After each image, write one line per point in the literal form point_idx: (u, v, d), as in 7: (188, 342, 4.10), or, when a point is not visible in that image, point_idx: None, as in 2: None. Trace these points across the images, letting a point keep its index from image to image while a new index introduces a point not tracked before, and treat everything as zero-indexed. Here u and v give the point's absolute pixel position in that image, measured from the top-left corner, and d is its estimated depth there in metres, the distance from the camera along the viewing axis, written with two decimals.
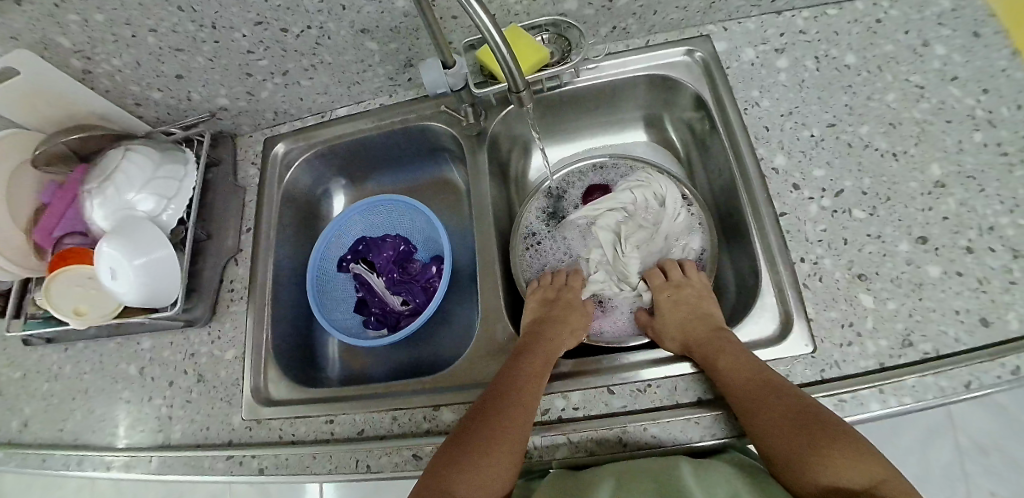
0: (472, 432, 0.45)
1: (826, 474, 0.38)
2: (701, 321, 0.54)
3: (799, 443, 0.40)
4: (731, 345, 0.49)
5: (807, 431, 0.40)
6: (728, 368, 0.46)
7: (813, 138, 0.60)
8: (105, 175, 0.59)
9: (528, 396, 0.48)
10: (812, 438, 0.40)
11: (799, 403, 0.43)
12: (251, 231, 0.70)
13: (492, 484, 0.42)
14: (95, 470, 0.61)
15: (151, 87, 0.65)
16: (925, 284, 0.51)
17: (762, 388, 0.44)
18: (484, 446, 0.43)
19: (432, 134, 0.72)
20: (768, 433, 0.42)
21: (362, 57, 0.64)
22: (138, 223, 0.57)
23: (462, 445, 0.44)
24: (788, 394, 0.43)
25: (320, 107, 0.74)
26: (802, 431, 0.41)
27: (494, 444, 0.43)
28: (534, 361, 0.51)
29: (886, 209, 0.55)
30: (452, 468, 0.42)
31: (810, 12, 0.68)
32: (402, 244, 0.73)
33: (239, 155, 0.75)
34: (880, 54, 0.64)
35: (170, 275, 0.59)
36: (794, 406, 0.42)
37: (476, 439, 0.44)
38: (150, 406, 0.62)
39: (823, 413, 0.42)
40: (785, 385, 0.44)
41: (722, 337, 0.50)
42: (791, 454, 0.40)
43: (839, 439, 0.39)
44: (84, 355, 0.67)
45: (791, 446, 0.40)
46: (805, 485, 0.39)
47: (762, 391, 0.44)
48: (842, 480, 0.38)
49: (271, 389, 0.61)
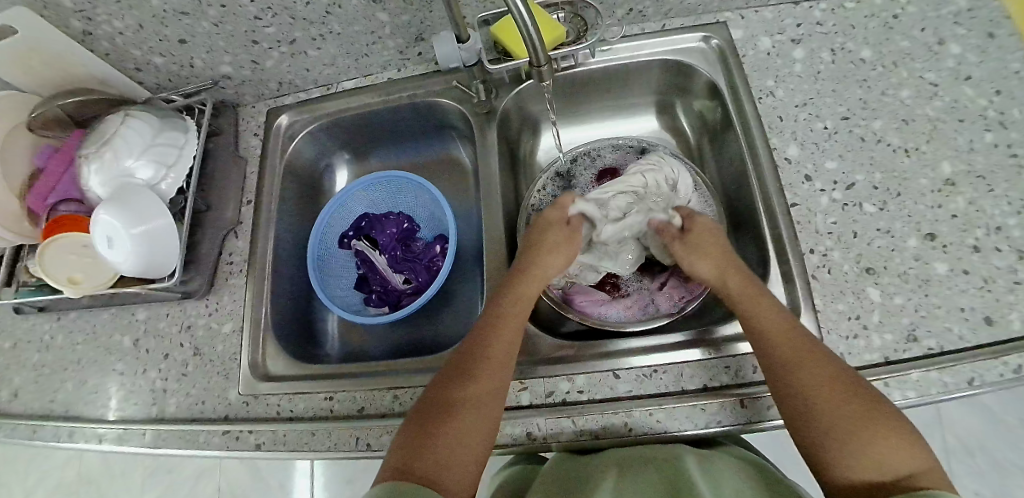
0: (431, 409, 0.44)
1: (872, 449, 0.37)
2: (732, 276, 0.51)
3: (844, 415, 0.39)
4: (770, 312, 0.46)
5: (853, 404, 0.39)
6: (774, 329, 0.45)
7: (826, 130, 0.60)
8: (103, 140, 0.57)
9: (490, 362, 0.47)
10: (858, 413, 0.39)
11: (838, 383, 0.41)
12: (251, 204, 0.68)
13: (455, 458, 0.42)
14: (86, 442, 0.60)
15: (152, 52, 0.63)
16: (932, 280, 0.50)
17: (795, 363, 0.42)
18: (440, 421, 0.43)
19: (440, 110, 0.71)
20: (814, 401, 0.40)
21: (371, 29, 0.63)
22: (139, 190, 0.56)
23: (422, 422, 0.44)
24: (825, 371, 0.41)
25: (326, 79, 0.72)
26: (850, 403, 0.39)
27: (450, 417, 0.43)
28: (495, 322, 0.50)
29: (896, 204, 0.55)
30: (433, 441, 0.42)
31: (828, 4, 0.67)
32: (405, 222, 0.73)
33: (241, 125, 0.74)
34: (896, 49, 0.63)
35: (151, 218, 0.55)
36: (837, 376, 0.41)
37: (433, 416, 0.44)
38: (144, 379, 0.61)
39: (859, 397, 0.40)
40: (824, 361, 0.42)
41: (758, 300, 0.48)
42: (836, 425, 0.39)
43: (878, 413, 0.39)
44: (77, 324, 0.66)
45: (837, 416, 0.39)
46: (844, 455, 0.38)
47: (796, 365, 0.42)
48: (885, 455, 0.37)
49: (268, 363, 0.60)
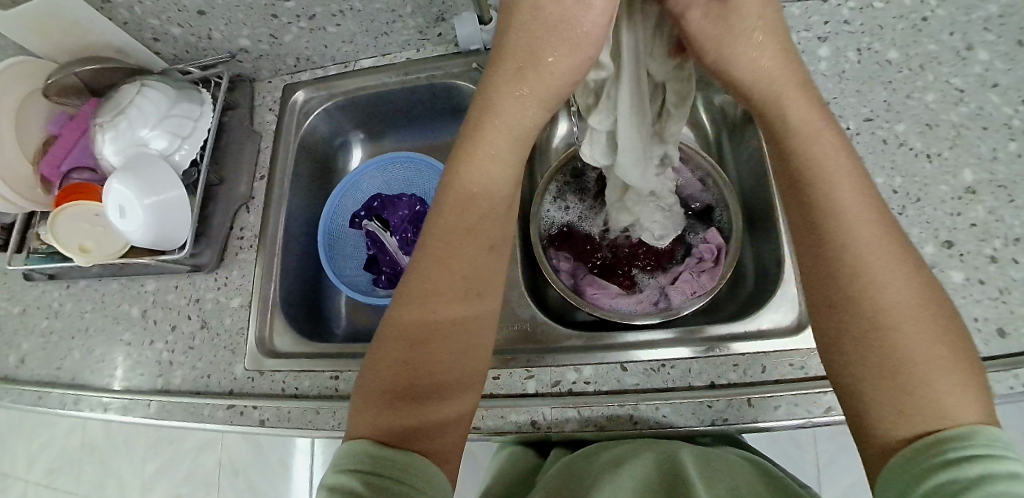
0: (389, 364, 0.36)
1: (931, 399, 0.30)
2: (819, 138, 0.36)
3: (901, 356, 0.31)
4: (853, 203, 0.34)
5: (910, 341, 0.31)
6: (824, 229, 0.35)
7: (848, 131, 0.59)
8: (118, 109, 0.57)
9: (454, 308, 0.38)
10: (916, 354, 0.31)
11: (914, 312, 0.32)
12: (264, 180, 0.67)
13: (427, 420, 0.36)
14: (92, 410, 0.60)
15: (171, 22, 0.61)
16: (946, 288, 0.50)
17: (862, 275, 0.33)
18: (404, 380, 0.36)
19: (457, 93, 0.71)
20: (863, 338, 0.32)
21: (392, 7, 0.62)
22: (152, 160, 0.56)
23: (380, 377, 0.36)
24: (896, 290, 0.32)
25: (343, 57, 0.71)
26: (913, 340, 0.31)
27: (412, 378, 0.36)
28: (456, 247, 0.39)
29: (915, 209, 0.54)
30: (397, 405, 0.35)
31: (856, 2, 0.66)
32: (417, 204, 0.71)
33: (257, 101, 0.73)
34: (923, 52, 0.62)
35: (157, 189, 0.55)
36: (896, 305, 0.32)
37: (389, 375, 0.36)
38: (151, 350, 0.61)
39: (936, 336, 0.31)
40: (904, 280, 0.33)
41: (844, 178, 0.35)
42: (891, 371, 0.31)
43: (935, 353, 0.31)
44: (85, 292, 0.66)
45: (889, 359, 0.31)
46: (904, 409, 0.30)
47: (846, 286, 0.33)
48: (943, 404, 0.30)
49: (275, 340, 0.60)
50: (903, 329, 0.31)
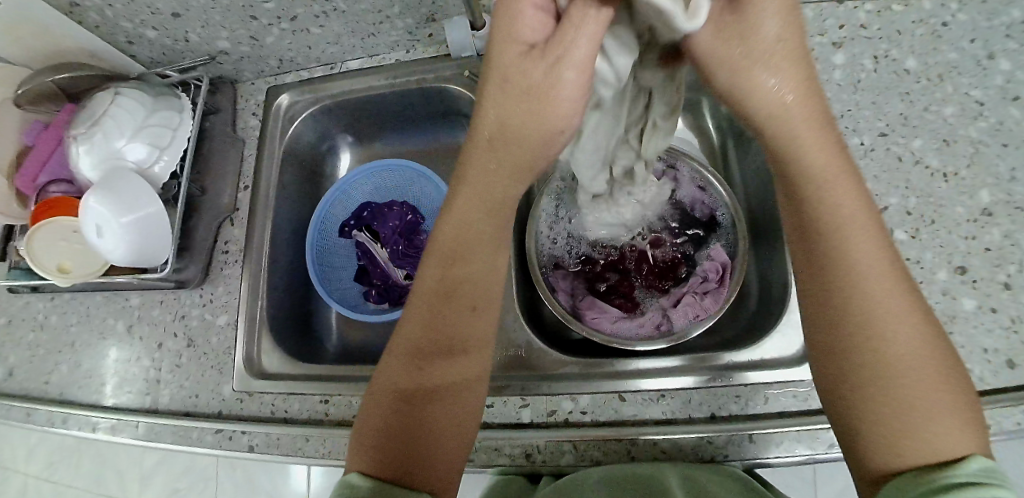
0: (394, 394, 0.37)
1: (927, 438, 0.29)
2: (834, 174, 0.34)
3: (900, 394, 0.30)
4: (854, 226, 0.33)
5: (909, 379, 0.31)
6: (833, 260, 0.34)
7: (862, 147, 0.56)
8: (92, 119, 0.53)
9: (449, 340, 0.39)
10: (913, 392, 0.30)
11: (916, 350, 0.31)
12: (248, 189, 0.65)
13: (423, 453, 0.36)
14: (82, 429, 0.59)
15: (144, 25, 0.58)
16: (957, 316, 0.48)
17: (868, 313, 0.32)
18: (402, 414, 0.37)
19: (451, 97, 0.67)
20: (867, 375, 0.31)
21: (379, 7, 0.58)
22: (128, 175, 0.52)
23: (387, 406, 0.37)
24: (899, 318, 0.31)
25: (329, 58, 0.68)
26: (912, 377, 0.31)
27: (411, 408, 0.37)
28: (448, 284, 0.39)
29: (928, 233, 0.52)
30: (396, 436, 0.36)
31: (874, 5, 0.62)
32: (409, 213, 0.69)
33: (240, 104, 0.70)
34: (943, 61, 0.58)
35: (126, 208, 0.51)
36: (897, 345, 0.31)
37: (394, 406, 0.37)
38: (138, 368, 0.60)
39: (934, 376, 0.31)
40: (907, 316, 0.32)
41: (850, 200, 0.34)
42: (892, 404, 0.30)
43: (933, 398, 0.30)
44: (69, 305, 0.64)
45: (887, 395, 0.30)
46: (899, 446, 0.30)
47: (856, 318, 0.32)
48: (940, 447, 0.29)
49: (263, 359, 0.58)
50: (905, 368, 0.31)
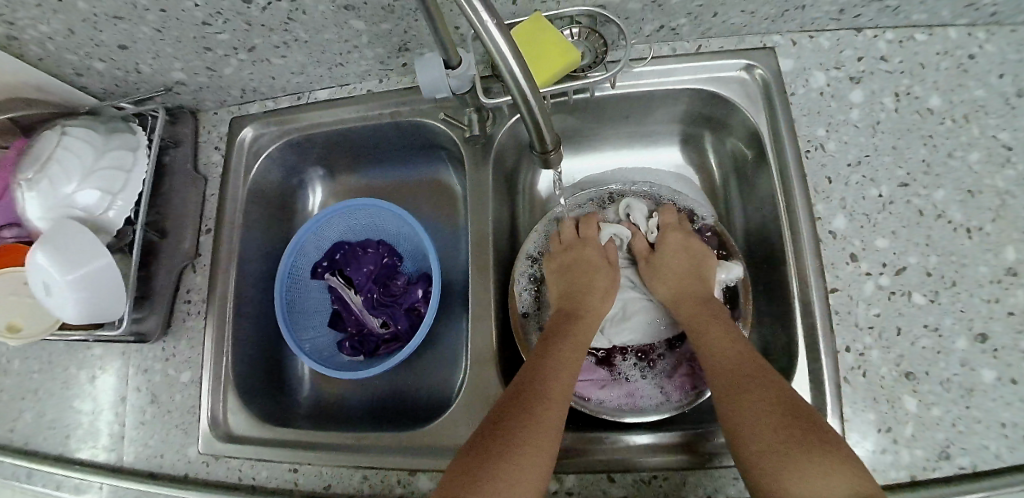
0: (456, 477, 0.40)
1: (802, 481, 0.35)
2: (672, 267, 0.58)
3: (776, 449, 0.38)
4: (713, 321, 0.50)
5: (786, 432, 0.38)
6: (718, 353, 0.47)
7: (880, 198, 0.51)
8: (38, 164, 0.49)
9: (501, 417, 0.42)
10: (788, 442, 0.38)
11: (775, 408, 0.40)
12: (210, 233, 0.62)
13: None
14: (44, 485, 0.55)
15: (90, 57, 0.53)
16: (976, 390, 0.44)
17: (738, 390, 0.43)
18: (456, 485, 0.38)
19: (431, 130, 0.62)
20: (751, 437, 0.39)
21: (345, 37, 0.53)
22: (75, 226, 0.48)
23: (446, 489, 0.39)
24: (764, 396, 0.41)
25: (295, 88, 0.63)
26: (790, 426, 0.38)
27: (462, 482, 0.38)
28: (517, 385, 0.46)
29: (949, 296, 0.47)
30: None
31: (895, 35, 0.57)
32: (387, 255, 0.66)
33: (201, 136, 0.65)
34: (969, 99, 0.53)
35: (66, 259, 0.46)
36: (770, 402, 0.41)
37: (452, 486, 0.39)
38: (100, 422, 0.56)
39: (796, 426, 0.38)
40: (769, 391, 0.41)
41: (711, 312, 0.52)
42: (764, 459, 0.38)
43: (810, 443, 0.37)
44: (32, 350, 0.61)
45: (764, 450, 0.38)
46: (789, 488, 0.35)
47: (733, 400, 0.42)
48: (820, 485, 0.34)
49: (229, 419, 0.54)
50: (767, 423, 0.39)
